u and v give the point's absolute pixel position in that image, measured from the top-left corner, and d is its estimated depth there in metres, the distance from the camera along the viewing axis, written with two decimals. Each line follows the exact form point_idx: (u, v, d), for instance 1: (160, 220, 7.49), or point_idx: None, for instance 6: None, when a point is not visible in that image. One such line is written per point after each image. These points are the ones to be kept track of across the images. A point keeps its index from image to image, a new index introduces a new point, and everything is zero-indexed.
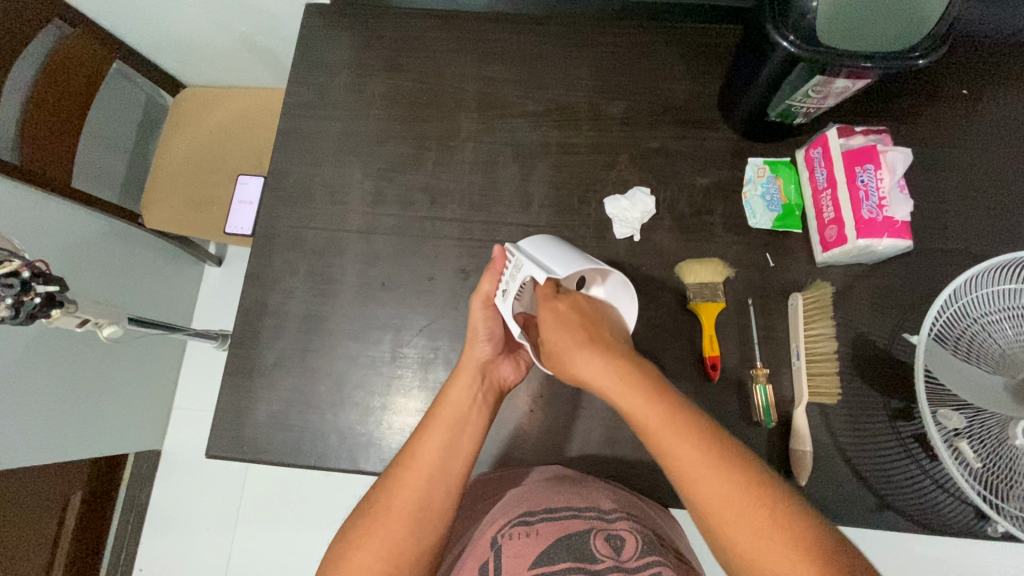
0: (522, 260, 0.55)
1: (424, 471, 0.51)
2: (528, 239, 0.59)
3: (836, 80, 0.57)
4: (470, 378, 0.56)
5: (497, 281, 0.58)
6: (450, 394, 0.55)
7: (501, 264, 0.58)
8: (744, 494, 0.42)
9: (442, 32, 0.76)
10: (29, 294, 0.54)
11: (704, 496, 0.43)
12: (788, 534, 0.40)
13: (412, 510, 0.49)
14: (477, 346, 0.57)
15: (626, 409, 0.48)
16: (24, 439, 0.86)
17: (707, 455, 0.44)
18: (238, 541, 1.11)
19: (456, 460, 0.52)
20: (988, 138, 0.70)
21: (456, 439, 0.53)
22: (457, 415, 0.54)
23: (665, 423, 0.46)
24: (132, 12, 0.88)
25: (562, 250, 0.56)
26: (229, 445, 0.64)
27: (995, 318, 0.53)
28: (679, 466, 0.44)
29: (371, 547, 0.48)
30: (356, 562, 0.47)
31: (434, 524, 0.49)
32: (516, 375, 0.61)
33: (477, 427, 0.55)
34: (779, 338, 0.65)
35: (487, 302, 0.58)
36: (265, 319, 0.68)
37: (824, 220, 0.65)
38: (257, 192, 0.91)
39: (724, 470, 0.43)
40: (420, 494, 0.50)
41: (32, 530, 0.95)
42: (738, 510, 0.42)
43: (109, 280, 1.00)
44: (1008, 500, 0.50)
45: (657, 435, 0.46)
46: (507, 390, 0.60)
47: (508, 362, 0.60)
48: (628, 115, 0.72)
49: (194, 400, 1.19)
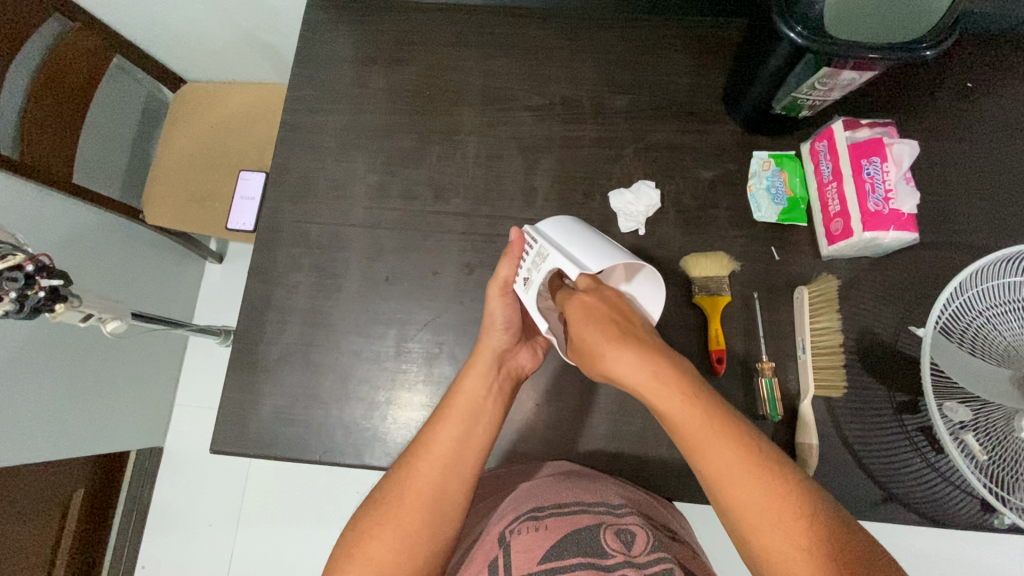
0: (547, 249, 0.55)
1: (438, 461, 0.52)
2: (547, 222, 0.59)
3: (843, 71, 0.57)
4: (486, 368, 0.56)
5: (516, 267, 0.57)
6: (465, 383, 0.55)
7: (518, 251, 0.57)
8: (779, 500, 0.40)
9: (446, 27, 0.75)
10: (33, 288, 0.54)
11: (739, 499, 0.41)
12: (817, 541, 0.39)
13: (425, 500, 0.50)
14: (493, 334, 0.57)
15: (659, 407, 0.46)
16: (26, 435, 0.85)
17: (747, 464, 0.42)
18: (240, 537, 1.11)
19: (471, 450, 0.53)
20: (994, 132, 0.70)
21: (470, 428, 0.53)
22: (472, 405, 0.54)
23: (748, 474, 0.42)
24: (133, 6, 0.87)
25: (588, 237, 0.56)
26: (233, 440, 0.64)
27: (1000, 311, 0.53)
28: (723, 477, 0.42)
29: (383, 536, 0.48)
30: (368, 552, 0.47)
31: (450, 512, 0.50)
32: (533, 363, 0.62)
33: (492, 417, 0.55)
34: (784, 332, 0.65)
35: (505, 289, 0.57)
36: (268, 314, 0.68)
37: (830, 214, 0.65)
38: (259, 187, 0.89)
39: (768, 484, 0.41)
40: (434, 485, 0.51)
41: (34, 528, 0.95)
42: (773, 523, 0.40)
43: (110, 276, 1.00)
44: (1014, 493, 0.49)
45: (699, 445, 0.43)
46: (524, 378, 0.61)
47: (525, 350, 0.61)
48: (633, 109, 0.72)
49: (196, 397, 1.19)
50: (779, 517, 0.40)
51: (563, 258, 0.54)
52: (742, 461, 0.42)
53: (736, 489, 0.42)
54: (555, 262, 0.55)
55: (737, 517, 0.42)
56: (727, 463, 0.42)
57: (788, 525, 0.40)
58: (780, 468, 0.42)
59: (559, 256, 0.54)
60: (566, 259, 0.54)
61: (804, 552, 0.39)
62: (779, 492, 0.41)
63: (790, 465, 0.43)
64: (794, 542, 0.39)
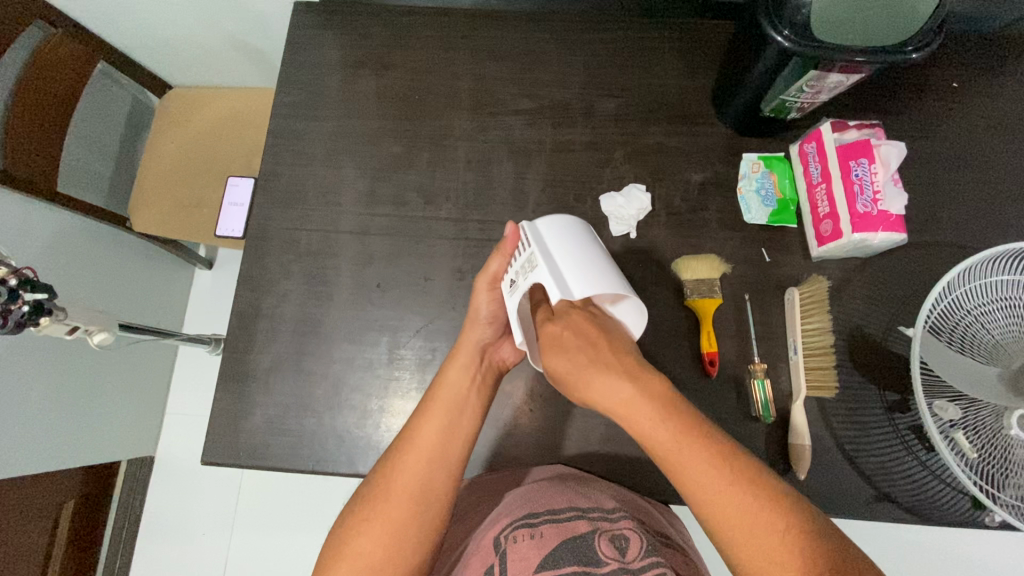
0: (536, 259, 0.53)
1: (423, 453, 0.52)
2: (544, 220, 0.57)
3: (830, 74, 0.57)
4: (469, 360, 0.57)
5: (506, 264, 0.57)
6: (449, 374, 0.56)
7: (512, 247, 0.56)
8: (756, 517, 0.40)
9: (436, 30, 0.75)
10: (16, 302, 0.54)
11: (715, 517, 0.42)
12: (792, 558, 0.38)
13: (411, 492, 0.50)
14: (476, 328, 0.58)
15: (635, 427, 0.46)
16: (14, 448, 0.84)
17: (722, 482, 0.42)
18: (234, 545, 1.10)
19: (456, 440, 0.53)
20: (981, 131, 0.71)
21: (454, 419, 0.54)
22: (456, 397, 0.55)
23: (723, 489, 0.41)
24: (117, 13, 0.87)
25: (581, 250, 0.54)
26: (225, 451, 0.63)
27: (988, 309, 0.54)
28: (699, 495, 0.42)
29: (370, 530, 0.48)
30: (356, 546, 0.48)
31: (436, 503, 0.50)
32: (515, 356, 0.62)
33: (476, 409, 0.55)
34: (775, 333, 0.66)
35: (493, 283, 0.57)
36: (259, 323, 0.67)
37: (819, 215, 0.65)
38: (248, 193, 0.88)
39: (744, 504, 0.41)
40: (419, 476, 0.51)
41: (24, 542, 0.94)
42: (748, 542, 0.40)
43: (97, 286, 0.99)
44: (1004, 489, 0.50)
45: (675, 462, 0.44)
46: (506, 370, 0.62)
47: (508, 343, 0.61)
48: (622, 112, 0.72)
49: (187, 405, 1.18)
50: (755, 535, 0.40)
51: (548, 273, 0.52)
52: (717, 475, 0.42)
53: (712, 503, 0.42)
54: (540, 276, 0.52)
55: (713, 528, 0.42)
56: (701, 477, 0.42)
57: (762, 541, 0.39)
58: (759, 483, 0.42)
59: (544, 271, 0.52)
60: (550, 277, 0.52)
61: (778, 568, 0.39)
62: (755, 507, 0.40)
63: (767, 476, 0.42)
64: (768, 555, 0.39)
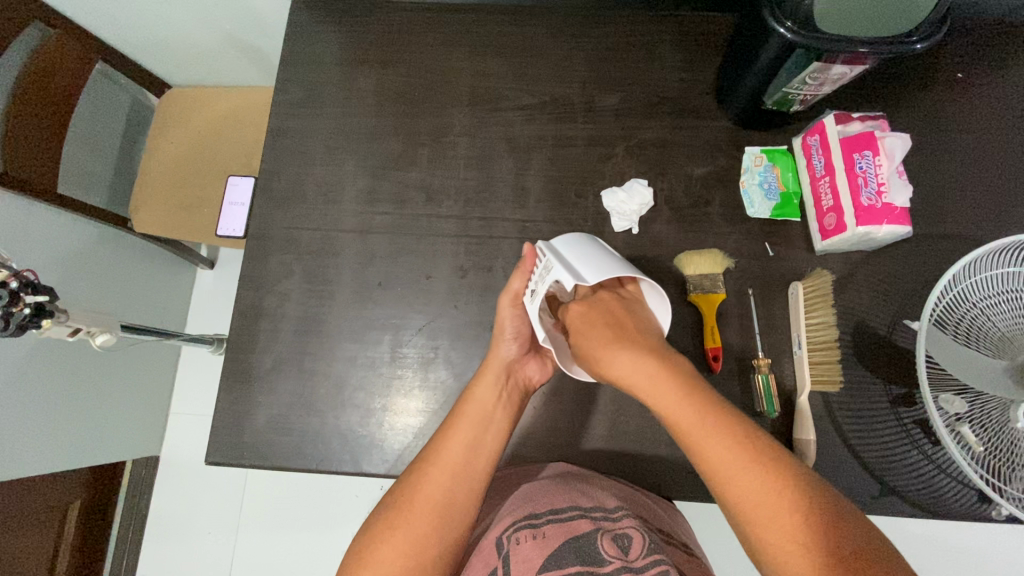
0: (552, 262, 0.54)
1: (448, 468, 0.52)
2: (560, 238, 0.58)
3: (833, 66, 0.56)
4: (496, 378, 0.57)
5: (527, 280, 0.58)
6: (476, 390, 0.56)
7: (530, 264, 0.58)
8: (779, 495, 0.40)
9: (434, 27, 0.74)
10: (18, 305, 0.53)
11: (735, 495, 0.42)
12: (814, 536, 0.38)
13: (435, 507, 0.50)
14: (503, 345, 0.58)
15: (655, 404, 0.47)
16: (20, 449, 0.84)
17: (744, 458, 0.42)
18: (240, 542, 1.11)
19: (480, 456, 0.53)
20: (984, 121, 0.70)
21: (479, 435, 0.54)
22: (482, 413, 0.55)
23: (741, 464, 0.42)
24: (113, 13, 0.86)
25: (599, 254, 0.55)
26: (229, 451, 0.63)
27: (994, 301, 0.53)
28: (721, 471, 0.43)
29: (393, 542, 0.49)
30: (378, 557, 0.48)
31: (459, 519, 0.51)
32: (542, 376, 0.61)
33: (501, 426, 0.56)
34: (779, 328, 0.65)
35: (516, 300, 0.57)
36: (261, 323, 0.67)
37: (823, 208, 0.65)
38: (248, 192, 0.88)
39: (768, 481, 0.41)
40: (444, 491, 0.51)
41: (30, 542, 0.94)
42: (770, 519, 0.40)
43: (100, 287, 0.99)
44: (1011, 482, 0.49)
45: (696, 441, 0.44)
46: (532, 390, 0.61)
47: (534, 362, 0.61)
48: (623, 107, 0.72)
49: (192, 405, 1.18)
50: (776, 513, 0.40)
51: (565, 271, 0.53)
52: (739, 454, 0.42)
53: (732, 481, 0.42)
54: (557, 276, 0.54)
55: (730, 506, 0.42)
56: (724, 456, 0.43)
57: (786, 516, 0.39)
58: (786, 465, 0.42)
59: (560, 269, 0.53)
60: (566, 271, 0.53)
61: (798, 544, 0.38)
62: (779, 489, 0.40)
63: (790, 458, 0.43)
64: (789, 536, 0.39)
